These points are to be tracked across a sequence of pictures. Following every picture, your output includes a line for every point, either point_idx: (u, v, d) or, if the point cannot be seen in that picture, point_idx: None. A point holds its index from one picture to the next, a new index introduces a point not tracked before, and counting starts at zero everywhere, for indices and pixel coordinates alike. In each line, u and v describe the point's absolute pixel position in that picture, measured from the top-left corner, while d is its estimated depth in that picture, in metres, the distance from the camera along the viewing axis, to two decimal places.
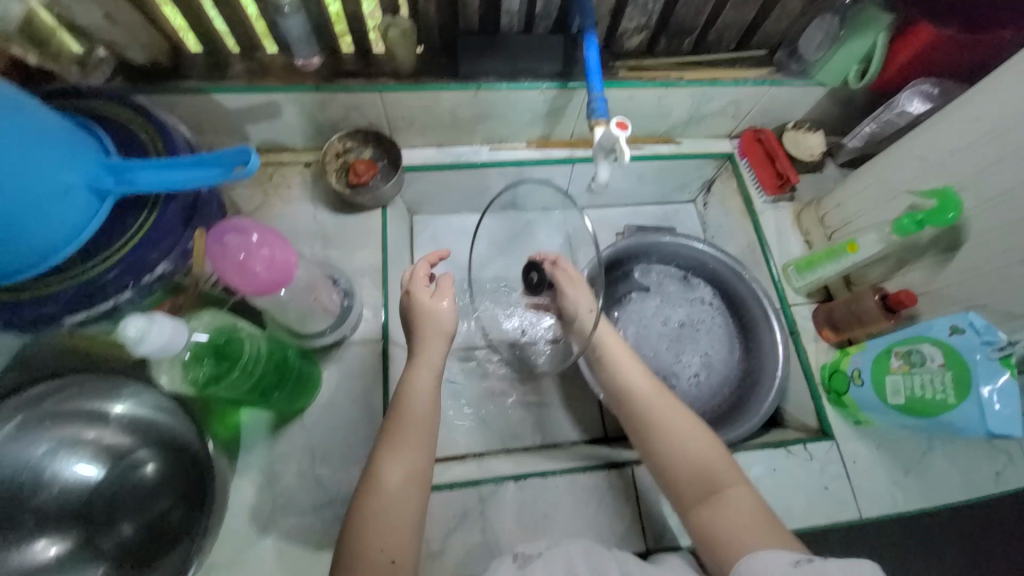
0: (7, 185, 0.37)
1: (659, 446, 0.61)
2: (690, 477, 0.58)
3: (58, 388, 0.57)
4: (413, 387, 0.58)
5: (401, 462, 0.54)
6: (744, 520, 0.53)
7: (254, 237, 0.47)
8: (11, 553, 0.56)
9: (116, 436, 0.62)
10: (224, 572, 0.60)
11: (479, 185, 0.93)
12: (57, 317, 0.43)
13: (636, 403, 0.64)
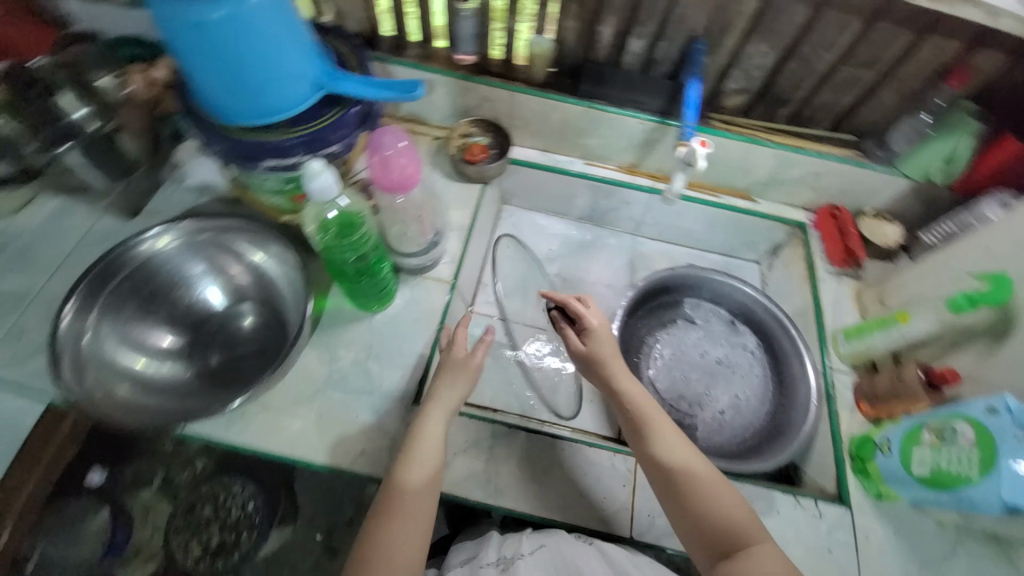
0: (275, 59, 0.54)
1: (683, 494, 0.60)
2: (719, 527, 0.58)
3: (225, 224, 0.74)
4: (424, 450, 0.65)
5: (407, 525, 0.60)
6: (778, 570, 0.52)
7: (401, 144, 0.63)
8: (142, 328, 0.70)
9: (244, 280, 0.76)
10: (273, 413, 0.71)
11: (566, 194, 1.05)
12: (258, 158, 0.60)
13: (656, 451, 0.64)
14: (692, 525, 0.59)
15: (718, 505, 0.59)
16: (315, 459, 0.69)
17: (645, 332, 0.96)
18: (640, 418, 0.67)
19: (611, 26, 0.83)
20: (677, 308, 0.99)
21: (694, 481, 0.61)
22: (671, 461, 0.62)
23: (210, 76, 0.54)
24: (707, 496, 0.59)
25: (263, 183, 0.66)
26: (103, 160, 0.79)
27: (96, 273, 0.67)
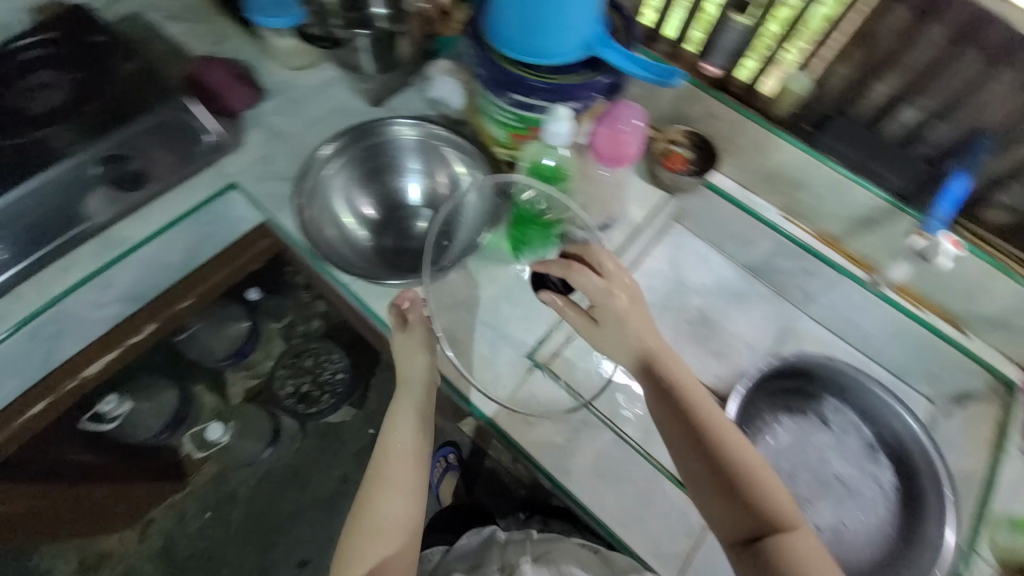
0: (568, 9, 0.59)
1: (738, 479, 0.60)
2: (766, 512, 0.59)
3: (452, 139, 0.84)
4: (398, 447, 0.76)
5: (404, 508, 0.73)
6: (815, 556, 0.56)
7: (637, 122, 0.64)
8: (357, 191, 0.83)
9: (442, 190, 0.85)
10: (411, 306, 0.79)
11: (745, 237, 0.96)
12: (507, 88, 0.65)
13: (709, 430, 0.62)
14: (742, 532, 0.59)
15: (768, 493, 0.59)
16: (423, 361, 0.76)
17: (769, 409, 0.85)
18: (692, 397, 0.64)
19: (889, 86, 0.75)
20: (815, 402, 0.87)
21: (752, 487, 0.60)
22: (730, 447, 0.61)
23: (511, 4, 0.60)
24: (760, 482, 0.60)
25: (498, 113, 0.72)
26: (374, 52, 0.92)
27: (352, 132, 0.83)
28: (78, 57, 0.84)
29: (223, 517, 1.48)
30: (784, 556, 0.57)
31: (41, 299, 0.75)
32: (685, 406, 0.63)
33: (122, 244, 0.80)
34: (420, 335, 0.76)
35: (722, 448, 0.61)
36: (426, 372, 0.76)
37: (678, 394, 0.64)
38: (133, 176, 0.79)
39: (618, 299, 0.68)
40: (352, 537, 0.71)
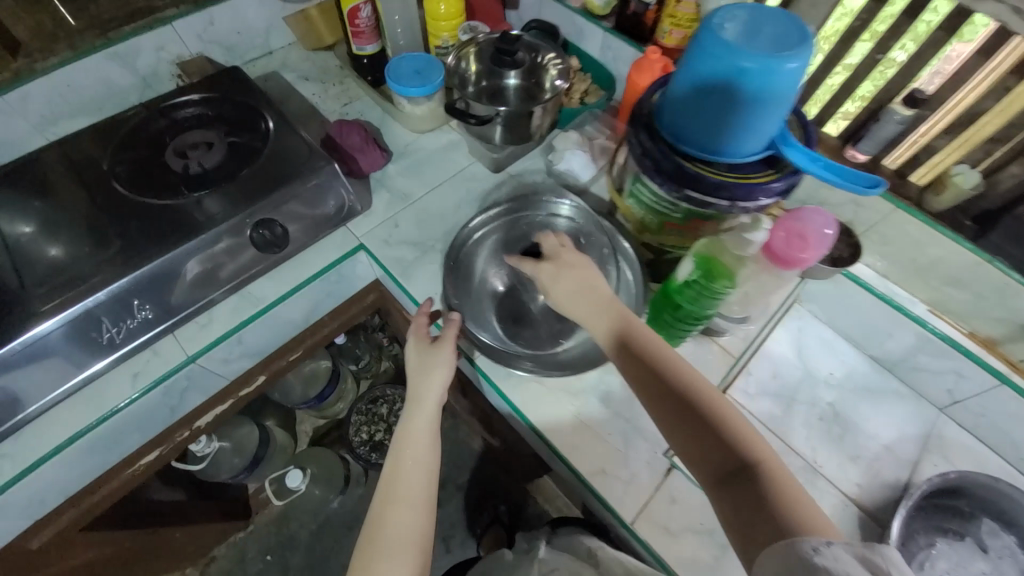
0: (761, 114, 0.57)
1: (707, 427, 0.57)
2: (737, 456, 0.55)
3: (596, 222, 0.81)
4: (413, 452, 0.70)
5: (410, 518, 0.65)
6: (782, 495, 0.52)
7: (828, 229, 0.59)
8: (490, 263, 0.83)
9: None
10: (542, 389, 0.75)
11: (885, 331, 0.87)
12: (683, 184, 0.63)
13: (677, 384, 0.60)
14: (727, 487, 0.55)
15: (742, 439, 0.56)
16: (440, 377, 0.74)
17: (924, 532, 0.77)
18: (659, 347, 0.63)
19: None
20: (973, 524, 0.77)
21: (734, 439, 0.56)
22: (676, 370, 0.61)
23: (708, 106, 0.58)
24: (723, 420, 0.57)
25: (657, 202, 0.70)
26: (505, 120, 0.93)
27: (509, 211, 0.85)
28: (231, 118, 0.86)
29: (281, 562, 1.42)
30: (776, 511, 0.51)
31: (177, 358, 0.75)
32: (657, 363, 0.61)
33: (256, 304, 0.81)
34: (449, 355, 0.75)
35: (693, 398, 0.59)
36: (442, 382, 0.74)
37: (642, 344, 0.63)
38: (274, 240, 0.80)
39: (563, 275, 0.69)
40: (361, 558, 0.63)
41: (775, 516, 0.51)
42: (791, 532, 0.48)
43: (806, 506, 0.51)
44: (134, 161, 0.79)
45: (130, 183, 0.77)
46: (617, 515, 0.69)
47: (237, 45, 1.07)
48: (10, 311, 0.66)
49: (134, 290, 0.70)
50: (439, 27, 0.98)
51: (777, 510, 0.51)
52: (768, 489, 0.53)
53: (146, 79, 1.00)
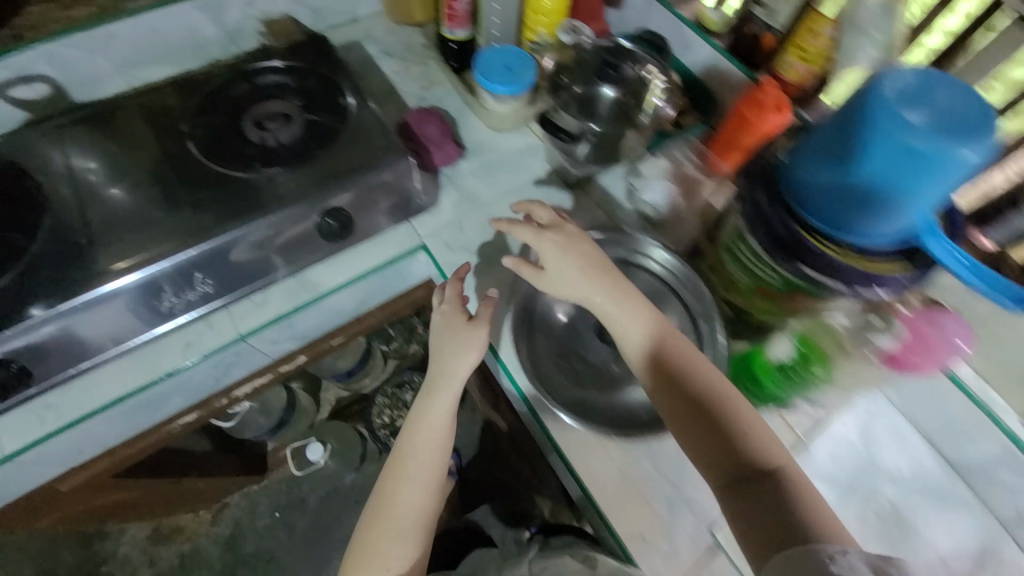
0: (911, 199, 0.51)
1: (717, 424, 0.60)
2: (746, 455, 0.58)
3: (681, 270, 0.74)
4: (426, 432, 0.73)
5: (413, 493, 0.72)
6: (792, 497, 0.55)
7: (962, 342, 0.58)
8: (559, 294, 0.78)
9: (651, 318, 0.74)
10: (587, 436, 0.71)
11: (969, 438, 0.79)
12: (799, 255, 0.57)
13: (689, 385, 0.61)
14: (744, 494, 0.57)
15: (753, 440, 0.59)
16: (475, 357, 0.72)
17: None
18: (675, 347, 0.64)
19: None
20: None
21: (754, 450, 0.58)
22: (690, 368, 0.63)
23: (873, 166, 0.50)
24: (736, 422, 0.60)
25: (758, 268, 0.63)
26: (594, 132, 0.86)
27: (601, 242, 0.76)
28: (313, 91, 0.82)
29: (290, 519, 1.46)
30: (790, 514, 0.54)
31: (229, 334, 0.74)
32: (672, 362, 0.63)
33: (312, 290, 0.78)
34: (482, 335, 0.73)
35: (705, 396, 0.61)
36: (465, 362, 0.73)
37: (671, 352, 0.64)
38: (337, 230, 0.77)
39: (572, 251, 0.69)
40: (372, 517, 0.73)
41: (793, 525, 0.53)
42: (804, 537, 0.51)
43: (814, 507, 0.54)
44: (212, 125, 0.77)
45: (206, 148, 0.74)
46: (627, 549, 0.66)
47: (325, 9, 1.02)
48: (80, 263, 0.66)
49: (196, 261, 0.68)
50: (537, 22, 0.91)
51: (791, 516, 0.54)
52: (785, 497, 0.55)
53: (231, 33, 0.96)
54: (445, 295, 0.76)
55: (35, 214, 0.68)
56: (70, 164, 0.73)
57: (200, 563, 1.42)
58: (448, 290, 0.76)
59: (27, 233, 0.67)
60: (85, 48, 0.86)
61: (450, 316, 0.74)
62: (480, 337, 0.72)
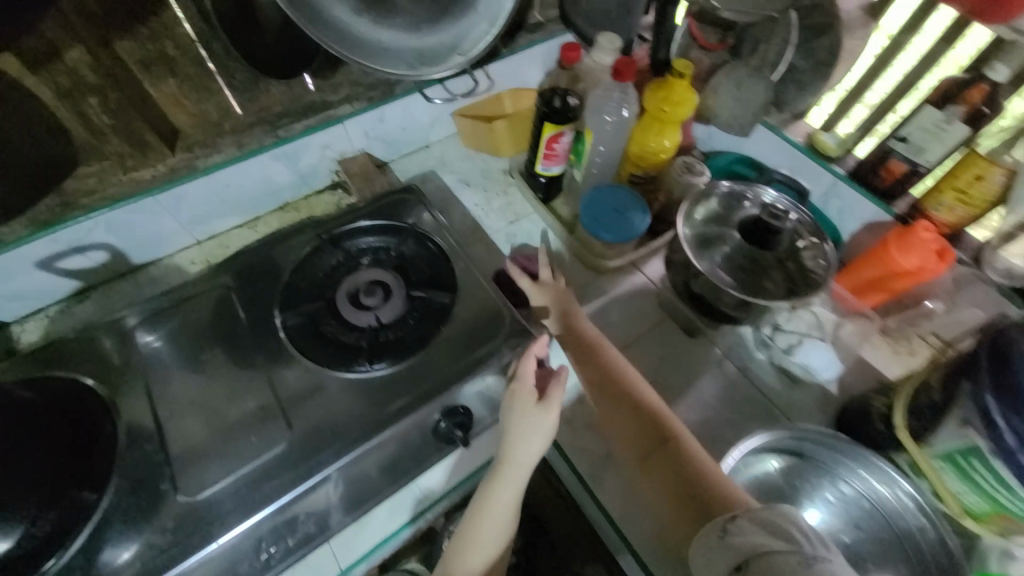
0: None
1: (627, 409, 0.65)
2: (650, 427, 0.63)
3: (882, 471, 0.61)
4: (495, 507, 0.62)
5: None
6: (691, 467, 0.59)
7: None
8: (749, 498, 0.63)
9: (848, 522, 0.63)
10: None
11: None
12: None
13: (604, 374, 0.68)
14: (653, 465, 0.61)
15: (656, 409, 0.65)
16: (540, 443, 0.62)
17: None
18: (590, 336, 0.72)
19: None
20: None
21: (639, 399, 0.65)
22: (588, 335, 0.71)
23: None
24: (643, 405, 0.65)
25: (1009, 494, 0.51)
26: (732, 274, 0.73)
27: (798, 437, 0.63)
28: (417, 262, 0.73)
29: None
30: (691, 480, 0.58)
31: (329, 572, 0.63)
32: (582, 344, 0.71)
33: (420, 501, 0.68)
34: (552, 420, 0.63)
35: (609, 375, 0.68)
36: (530, 448, 0.62)
37: (565, 319, 0.73)
38: (461, 440, 0.64)
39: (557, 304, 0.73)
40: None
41: (692, 491, 0.57)
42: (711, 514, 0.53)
43: (713, 477, 0.57)
44: (303, 309, 0.67)
45: (303, 339, 0.65)
46: None
47: (397, 139, 0.95)
48: (161, 514, 0.55)
49: (308, 508, 0.59)
50: (643, 158, 0.81)
51: (693, 478, 0.58)
52: (694, 474, 0.58)
53: (304, 176, 0.89)
54: (522, 371, 0.66)
55: (104, 451, 0.56)
56: (145, 368, 0.63)
57: None
58: (521, 366, 0.66)
59: (96, 485, 0.54)
60: (150, 212, 0.76)
61: (523, 387, 0.65)
62: (551, 421, 0.63)
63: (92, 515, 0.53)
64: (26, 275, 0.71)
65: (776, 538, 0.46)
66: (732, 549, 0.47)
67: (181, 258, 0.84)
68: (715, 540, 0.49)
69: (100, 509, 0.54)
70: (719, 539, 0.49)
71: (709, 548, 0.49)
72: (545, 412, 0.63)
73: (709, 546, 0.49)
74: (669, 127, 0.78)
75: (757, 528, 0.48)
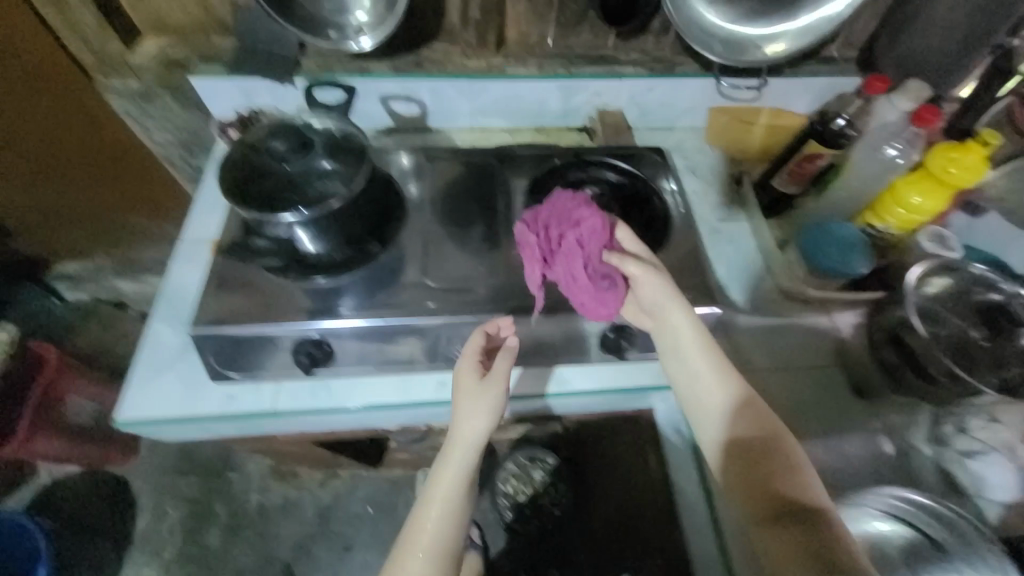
0: None
1: (756, 462, 0.59)
2: (780, 488, 0.56)
3: None
4: (445, 486, 0.65)
5: (421, 562, 0.62)
6: (824, 542, 0.50)
7: None
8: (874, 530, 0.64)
9: None
10: None
11: None
12: None
13: (734, 420, 0.62)
14: (775, 528, 0.53)
15: (789, 474, 0.57)
16: (485, 425, 0.65)
17: None
18: (727, 376, 0.64)
19: None
20: None
21: (777, 455, 0.58)
22: (721, 374, 0.64)
23: None
24: (779, 464, 0.58)
25: None
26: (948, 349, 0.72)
27: (976, 537, 0.61)
28: (641, 206, 0.83)
29: (344, 539, 1.45)
30: (820, 553, 0.49)
31: None
32: (713, 382, 0.64)
33: (559, 386, 0.75)
34: (492, 397, 0.65)
35: (743, 425, 0.61)
36: (478, 424, 0.65)
37: (703, 340, 0.66)
38: (624, 351, 0.73)
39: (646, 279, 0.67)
40: None
41: (822, 558, 0.49)
42: None
43: (847, 557, 0.48)
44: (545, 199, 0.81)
45: None
46: None
47: (652, 112, 1.04)
48: (399, 285, 0.71)
49: None
50: (891, 211, 0.80)
51: (822, 551, 0.49)
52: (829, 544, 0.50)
53: (568, 111, 1.03)
54: (466, 349, 0.67)
55: (394, 225, 0.75)
56: (425, 191, 0.83)
57: (292, 513, 1.47)
58: (467, 345, 0.67)
59: (381, 241, 0.72)
60: (461, 91, 0.97)
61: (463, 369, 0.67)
62: (491, 405, 0.65)
63: (372, 261, 0.71)
64: (370, 99, 0.96)
65: None
66: None
67: (454, 135, 1.04)
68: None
69: (378, 261, 0.72)
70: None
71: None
72: (490, 405, 0.65)
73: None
74: (939, 190, 0.75)
75: None
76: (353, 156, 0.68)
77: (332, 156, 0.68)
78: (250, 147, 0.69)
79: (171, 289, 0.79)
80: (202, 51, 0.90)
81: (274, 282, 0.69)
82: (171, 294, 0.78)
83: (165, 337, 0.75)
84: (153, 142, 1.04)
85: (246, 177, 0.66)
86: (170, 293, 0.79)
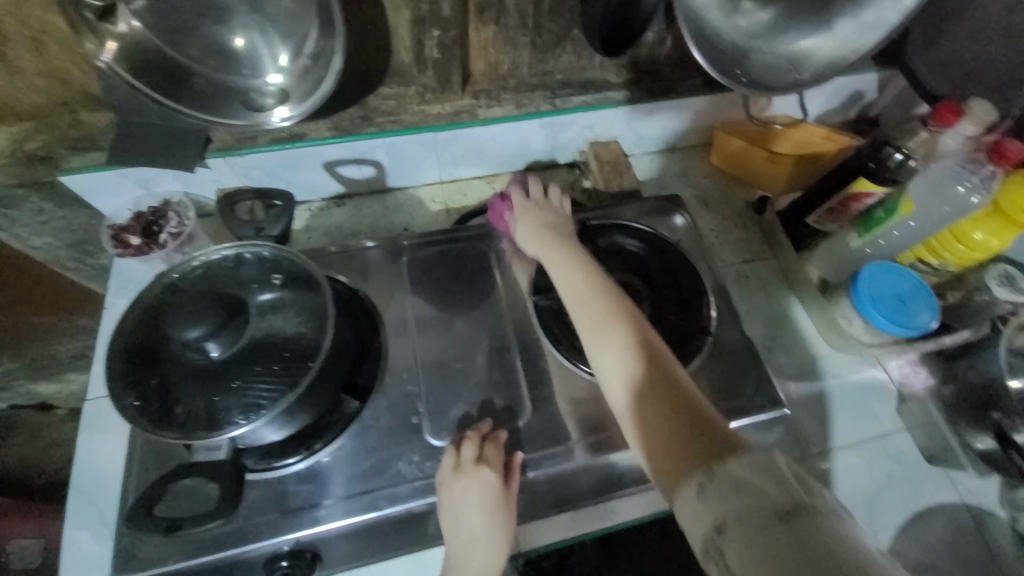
0: None
1: (602, 340, 0.54)
2: (630, 356, 0.53)
3: None
4: None
5: None
6: (681, 401, 0.49)
7: None
8: None
9: None
10: None
11: None
12: None
13: (575, 297, 0.57)
14: (640, 414, 0.50)
15: (633, 337, 0.53)
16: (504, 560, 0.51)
17: None
18: (565, 246, 0.61)
19: None
20: None
21: (619, 322, 0.54)
22: (558, 245, 0.61)
23: None
24: (617, 333, 0.53)
25: None
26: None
27: None
28: (671, 278, 0.67)
29: None
30: (682, 415, 0.48)
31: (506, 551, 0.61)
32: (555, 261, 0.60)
33: (605, 520, 0.61)
34: (511, 526, 0.52)
35: (579, 303, 0.57)
36: (490, 559, 0.50)
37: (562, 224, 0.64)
38: None
39: (548, 222, 0.64)
40: None
41: (686, 424, 0.47)
42: (704, 453, 0.45)
43: (700, 411, 0.48)
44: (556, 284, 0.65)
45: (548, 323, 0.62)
46: None
47: (649, 137, 0.89)
48: (388, 452, 0.54)
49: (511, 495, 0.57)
50: (950, 248, 0.67)
51: (682, 412, 0.48)
52: (686, 403, 0.49)
53: (555, 147, 0.87)
54: (485, 456, 0.52)
55: (372, 365, 0.58)
56: (396, 287, 0.64)
57: None
58: (488, 451, 0.53)
59: (360, 393, 0.56)
60: (424, 145, 0.78)
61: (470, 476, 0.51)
62: (511, 531, 0.52)
63: (350, 423, 0.55)
64: (313, 169, 0.76)
65: (774, 485, 0.39)
66: (742, 499, 0.39)
67: (423, 193, 0.85)
68: (701, 520, 0.40)
69: (358, 421, 0.55)
70: (698, 496, 0.41)
71: (700, 510, 0.40)
72: (507, 531, 0.52)
73: (689, 502, 0.41)
74: (1008, 228, 0.63)
75: (748, 481, 0.40)
76: (308, 325, 0.49)
77: (286, 317, 0.49)
78: (160, 299, 0.49)
79: (85, 468, 0.60)
80: (71, 135, 0.67)
81: (197, 486, 0.47)
82: (87, 481, 0.60)
83: (84, 549, 0.57)
84: (30, 248, 0.81)
85: (150, 357, 0.47)
86: (85, 474, 0.60)
